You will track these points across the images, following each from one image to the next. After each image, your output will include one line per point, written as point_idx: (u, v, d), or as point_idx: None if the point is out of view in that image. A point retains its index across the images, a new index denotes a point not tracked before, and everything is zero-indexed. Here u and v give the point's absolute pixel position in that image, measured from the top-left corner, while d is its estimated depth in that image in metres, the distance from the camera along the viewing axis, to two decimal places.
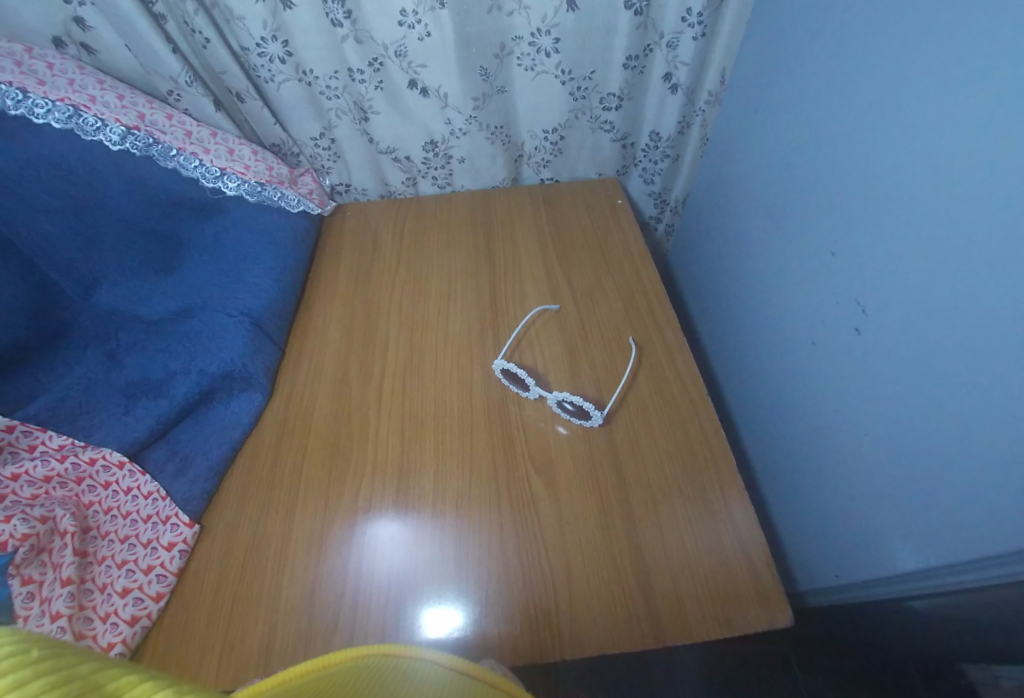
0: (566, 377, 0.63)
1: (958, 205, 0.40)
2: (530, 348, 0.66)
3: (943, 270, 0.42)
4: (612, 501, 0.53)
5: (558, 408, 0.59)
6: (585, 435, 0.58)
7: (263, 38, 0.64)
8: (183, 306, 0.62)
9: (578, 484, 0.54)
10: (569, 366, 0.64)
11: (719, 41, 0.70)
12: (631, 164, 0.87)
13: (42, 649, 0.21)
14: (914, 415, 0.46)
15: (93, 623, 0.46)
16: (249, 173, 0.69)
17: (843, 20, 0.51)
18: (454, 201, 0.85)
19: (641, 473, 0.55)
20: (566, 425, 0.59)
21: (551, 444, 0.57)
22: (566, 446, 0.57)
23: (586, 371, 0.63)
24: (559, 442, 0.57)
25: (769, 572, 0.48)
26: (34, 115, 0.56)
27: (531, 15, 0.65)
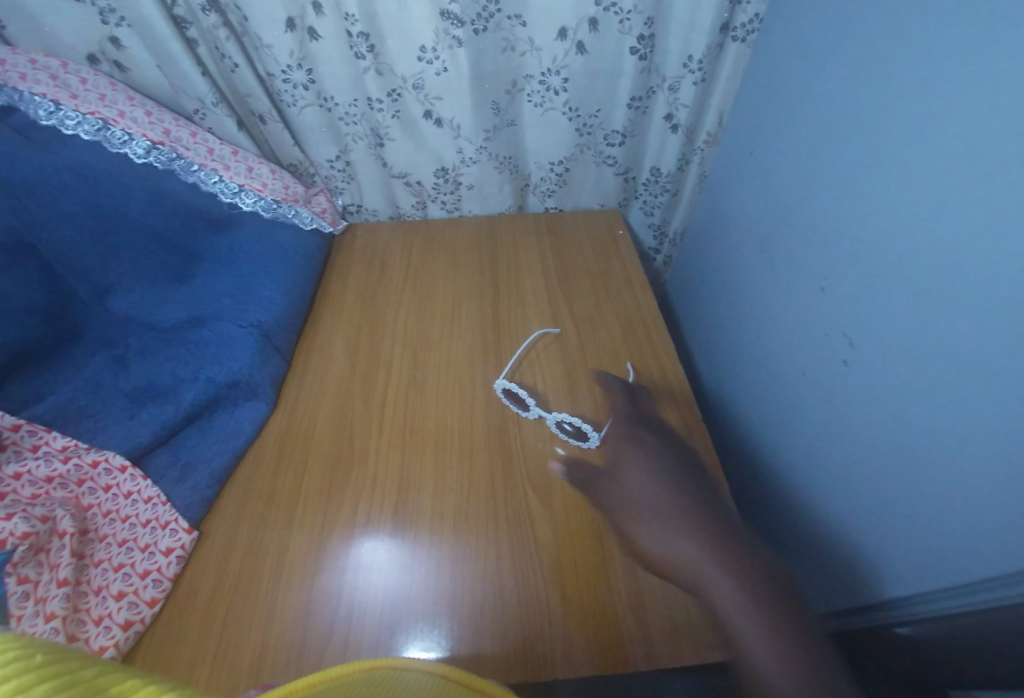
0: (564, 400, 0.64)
1: (937, 249, 0.43)
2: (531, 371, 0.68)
3: (927, 306, 0.45)
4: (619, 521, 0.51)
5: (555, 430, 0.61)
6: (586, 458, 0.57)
7: (289, 66, 0.67)
8: (194, 314, 0.64)
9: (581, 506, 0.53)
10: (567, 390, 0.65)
11: (718, 86, 0.74)
12: (631, 197, 0.91)
13: (44, 655, 0.21)
14: (900, 444, 0.48)
15: (86, 626, 0.46)
16: (266, 190, 0.72)
17: (838, 71, 0.54)
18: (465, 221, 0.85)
19: (650, 489, 0.52)
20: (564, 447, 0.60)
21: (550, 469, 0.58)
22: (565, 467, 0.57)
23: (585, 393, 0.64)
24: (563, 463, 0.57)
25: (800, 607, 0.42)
26: (65, 126, 0.60)
27: (542, 56, 0.69)
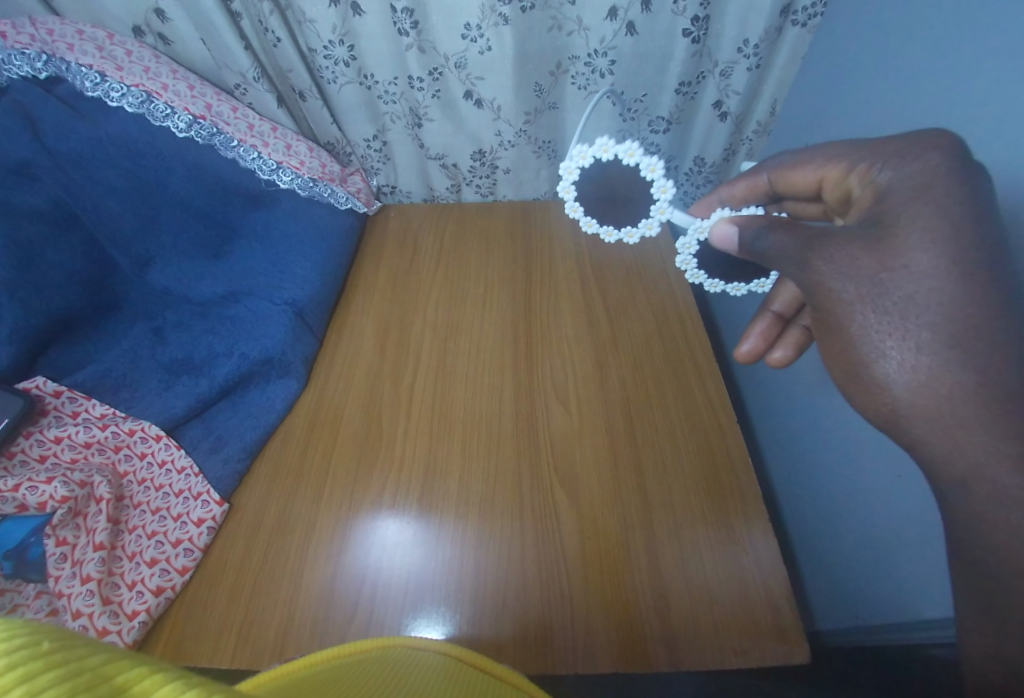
0: (741, 245, 0.46)
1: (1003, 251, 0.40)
2: (632, 220, 0.58)
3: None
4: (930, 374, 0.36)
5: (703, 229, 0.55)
6: (904, 146, 0.39)
7: (331, 41, 0.66)
8: (230, 289, 0.66)
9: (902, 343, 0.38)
10: (725, 227, 0.48)
11: (772, 72, 0.70)
12: (671, 187, 0.88)
13: (55, 641, 0.19)
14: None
15: (119, 589, 0.48)
16: (303, 167, 0.71)
17: (905, 59, 0.51)
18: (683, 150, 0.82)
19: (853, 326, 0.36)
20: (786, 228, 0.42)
21: (811, 252, 0.39)
22: (762, 345, 0.56)
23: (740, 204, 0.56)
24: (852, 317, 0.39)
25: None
26: (111, 97, 0.60)
27: (589, 37, 0.67)
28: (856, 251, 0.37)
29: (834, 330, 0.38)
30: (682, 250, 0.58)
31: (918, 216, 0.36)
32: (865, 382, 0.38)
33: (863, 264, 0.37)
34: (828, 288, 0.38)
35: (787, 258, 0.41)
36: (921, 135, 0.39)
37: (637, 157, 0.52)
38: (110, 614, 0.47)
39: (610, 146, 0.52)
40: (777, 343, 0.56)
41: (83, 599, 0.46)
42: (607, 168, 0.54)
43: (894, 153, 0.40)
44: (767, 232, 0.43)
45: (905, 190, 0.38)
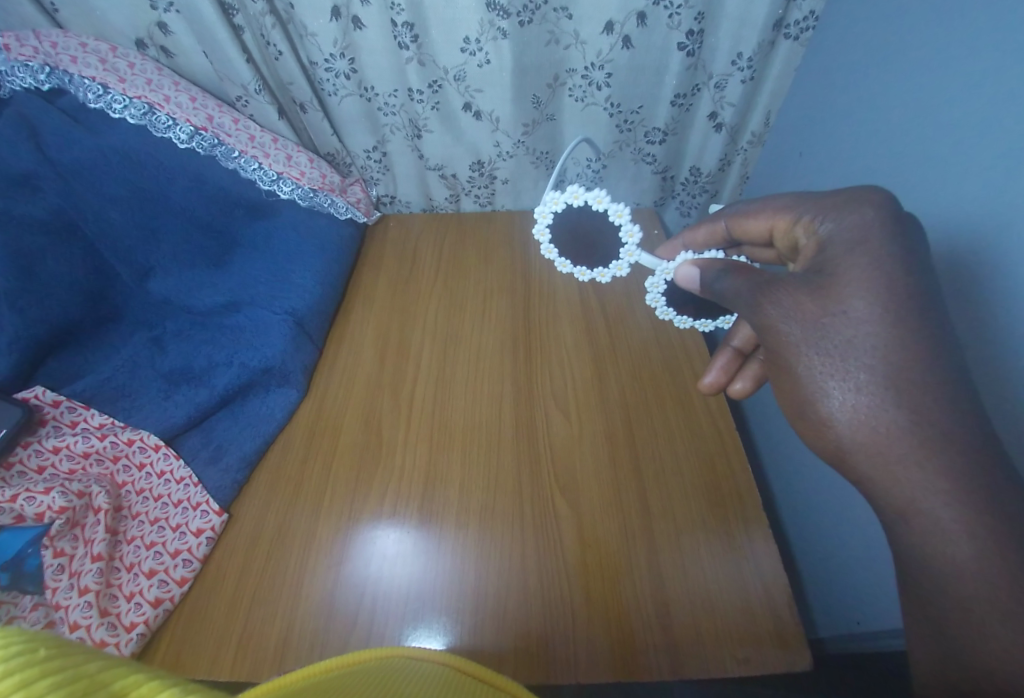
0: (703, 287, 0.45)
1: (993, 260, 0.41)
2: (604, 262, 0.57)
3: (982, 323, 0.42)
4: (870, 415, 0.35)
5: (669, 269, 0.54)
6: (842, 199, 0.38)
7: (332, 55, 0.67)
8: (230, 299, 0.66)
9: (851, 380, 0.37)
10: (687, 268, 0.47)
11: (766, 84, 0.72)
12: (668, 196, 0.89)
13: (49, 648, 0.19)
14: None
15: (117, 601, 0.48)
16: (303, 178, 0.72)
17: (895, 71, 0.51)
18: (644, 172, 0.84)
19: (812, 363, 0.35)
20: (743, 270, 0.41)
21: (763, 297, 0.38)
22: (724, 376, 0.56)
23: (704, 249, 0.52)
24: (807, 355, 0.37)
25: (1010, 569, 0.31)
26: (113, 109, 0.61)
27: (586, 50, 0.68)
28: (801, 297, 0.36)
29: (786, 372, 0.37)
30: (652, 288, 0.58)
31: (857, 264, 0.35)
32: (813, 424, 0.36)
33: (807, 308, 0.36)
34: (777, 328, 0.37)
35: (741, 300, 0.40)
36: (859, 191, 0.38)
37: (606, 203, 0.51)
38: (107, 627, 0.46)
39: (579, 192, 0.52)
40: (737, 374, 0.55)
41: (81, 611, 0.46)
42: (577, 214, 0.54)
43: (833, 205, 0.39)
44: (726, 274, 0.42)
45: (844, 241, 0.37)
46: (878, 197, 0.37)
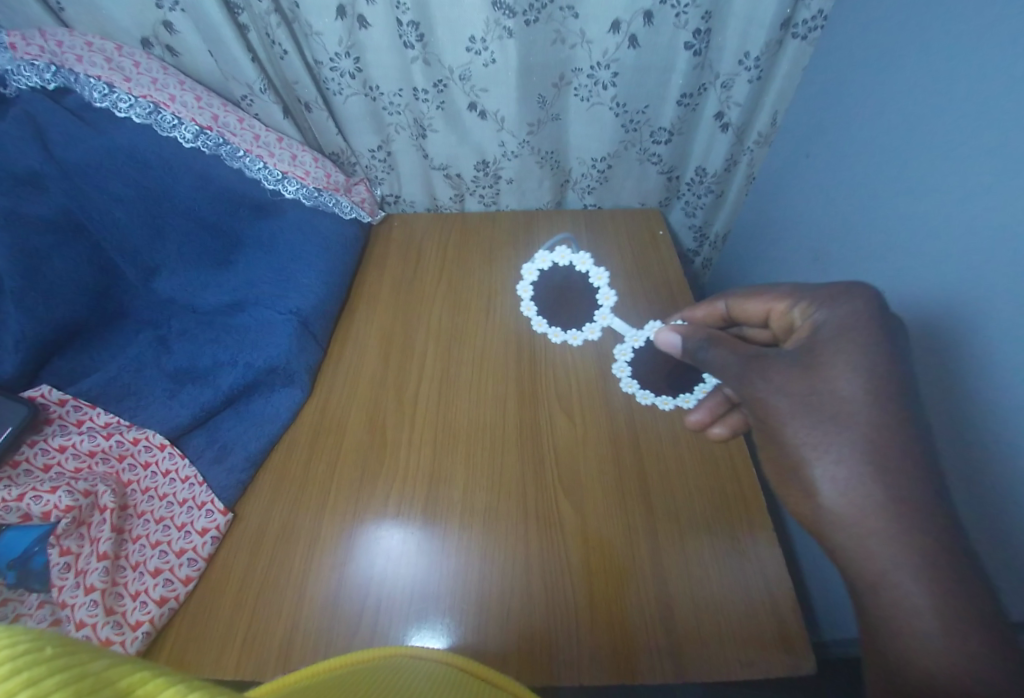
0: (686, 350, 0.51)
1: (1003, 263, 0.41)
2: (577, 325, 0.70)
3: (991, 323, 0.42)
4: (933, 457, 0.36)
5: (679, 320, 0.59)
6: (839, 290, 0.42)
7: (337, 53, 0.67)
8: (234, 299, 0.66)
9: (787, 438, 0.38)
10: (669, 334, 0.53)
11: (775, 84, 0.71)
12: (673, 197, 0.89)
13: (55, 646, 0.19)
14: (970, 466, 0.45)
15: (123, 599, 0.48)
16: (308, 178, 0.71)
17: (908, 71, 0.51)
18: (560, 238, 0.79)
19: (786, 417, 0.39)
20: (726, 345, 0.46)
21: (752, 372, 0.42)
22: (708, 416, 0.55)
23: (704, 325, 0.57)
24: (775, 436, 0.40)
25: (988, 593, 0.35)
26: (119, 108, 0.61)
27: (593, 49, 0.68)
28: (790, 375, 0.40)
29: (776, 442, 0.40)
30: (619, 354, 0.67)
31: (845, 347, 0.38)
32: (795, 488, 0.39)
33: (798, 387, 0.39)
34: (768, 402, 0.40)
35: (730, 370, 0.44)
36: (850, 283, 0.42)
37: (588, 265, 0.70)
38: (113, 625, 0.46)
39: (547, 257, 0.71)
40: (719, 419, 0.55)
41: (86, 609, 0.46)
42: (547, 275, 0.72)
43: (828, 295, 0.42)
44: (708, 345, 0.48)
45: (836, 325, 0.40)
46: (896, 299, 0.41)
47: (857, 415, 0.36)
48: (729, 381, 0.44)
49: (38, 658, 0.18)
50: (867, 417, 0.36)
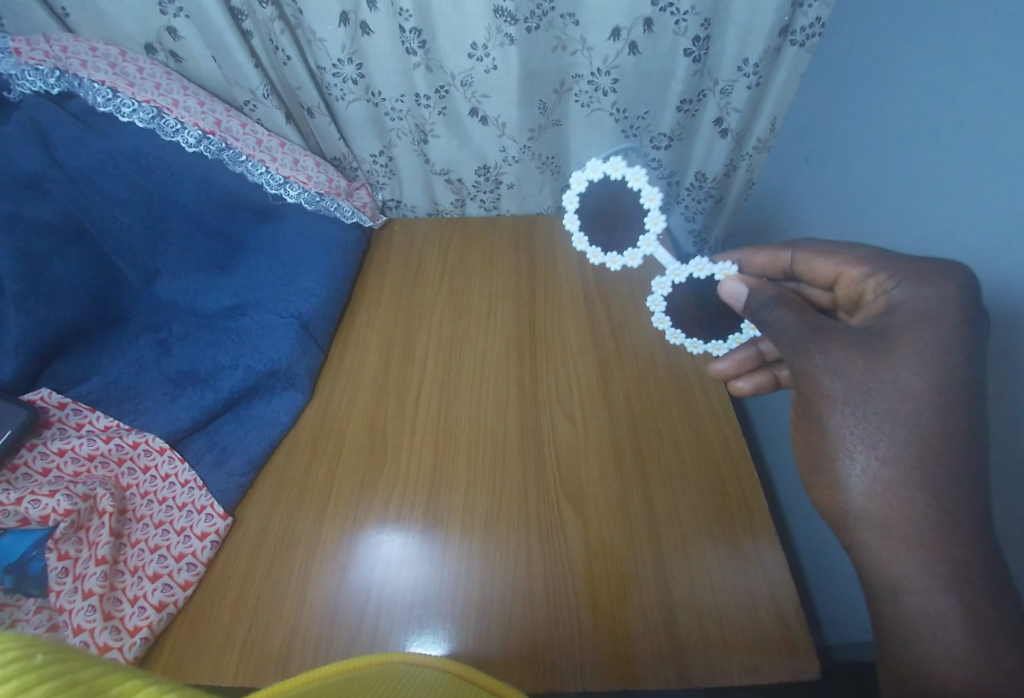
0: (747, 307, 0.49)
1: (1003, 265, 0.41)
2: (619, 248, 0.61)
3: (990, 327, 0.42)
4: (932, 458, 0.36)
5: (731, 266, 0.56)
6: (927, 269, 0.40)
7: (340, 60, 0.68)
8: (235, 302, 0.66)
9: (829, 423, 0.40)
10: (735, 284, 0.50)
11: (773, 90, 0.72)
12: (673, 202, 0.89)
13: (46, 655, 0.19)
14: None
15: (121, 604, 0.48)
16: (310, 182, 0.72)
17: (906, 78, 0.51)
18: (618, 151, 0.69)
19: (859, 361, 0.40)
20: (794, 308, 0.45)
21: (811, 342, 0.42)
22: (733, 369, 0.61)
23: (762, 274, 0.56)
24: (816, 419, 0.41)
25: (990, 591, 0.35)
26: (122, 113, 0.61)
27: (593, 56, 0.68)
28: (854, 354, 0.40)
29: (814, 421, 0.42)
30: (658, 289, 0.62)
31: (921, 339, 0.38)
32: (827, 477, 0.41)
33: (856, 369, 0.40)
34: (817, 378, 0.41)
35: (788, 338, 0.44)
36: (941, 264, 0.40)
37: (642, 182, 0.54)
38: (111, 631, 0.46)
39: (599, 166, 0.56)
40: (747, 374, 0.60)
41: (84, 615, 0.46)
42: (598, 187, 0.57)
43: (914, 273, 0.41)
44: (774, 305, 0.46)
45: (913, 311, 0.39)
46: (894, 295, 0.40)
47: (916, 415, 0.37)
48: (782, 347, 0.45)
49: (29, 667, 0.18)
50: (921, 414, 0.37)
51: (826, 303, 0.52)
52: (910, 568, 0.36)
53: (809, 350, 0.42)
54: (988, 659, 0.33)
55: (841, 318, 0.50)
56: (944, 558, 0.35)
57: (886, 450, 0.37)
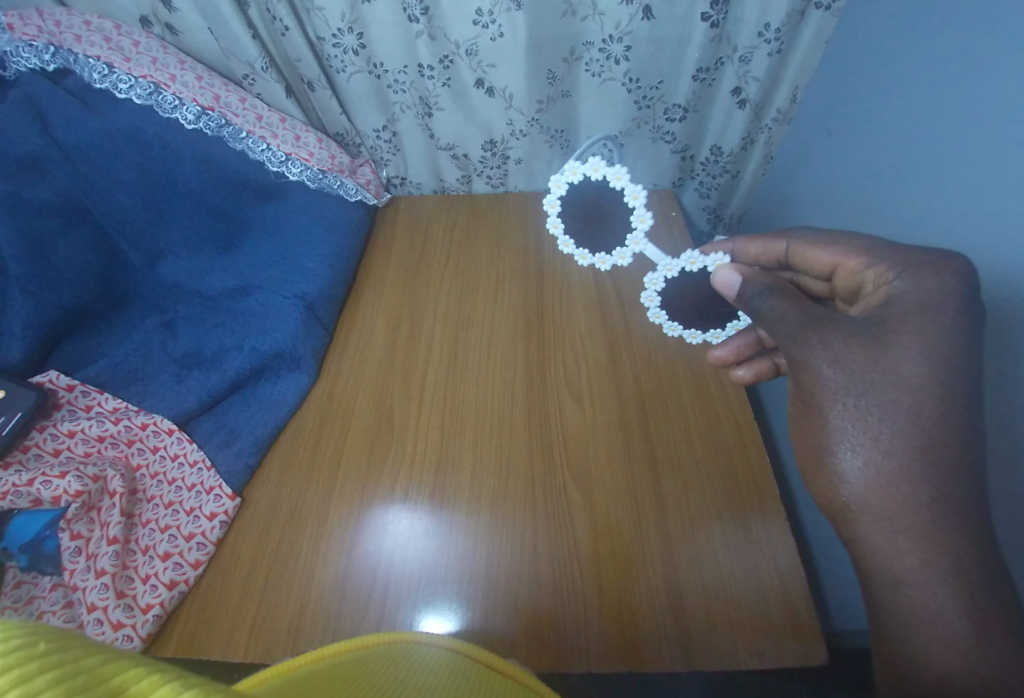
0: (739, 297, 0.47)
1: None
2: (607, 248, 0.61)
3: (1014, 311, 0.41)
4: (951, 447, 0.35)
5: (723, 256, 0.54)
6: (928, 259, 0.39)
7: (340, 29, 0.65)
8: (240, 283, 0.65)
9: (827, 416, 0.39)
10: (729, 273, 0.47)
11: (795, 57, 0.68)
12: (687, 177, 0.86)
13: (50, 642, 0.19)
14: (997, 457, 0.44)
15: (133, 582, 0.49)
16: (313, 159, 0.70)
17: (936, 45, 0.48)
18: (586, 146, 0.67)
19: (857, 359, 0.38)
20: (789, 296, 0.43)
21: (811, 333, 0.40)
22: (733, 357, 0.58)
23: (755, 263, 0.53)
24: (814, 413, 0.40)
25: (1005, 581, 0.34)
26: (119, 89, 0.60)
27: (605, 22, 0.65)
28: (854, 345, 0.39)
29: (813, 414, 0.40)
30: (649, 285, 0.60)
31: (922, 330, 0.37)
32: (827, 473, 0.39)
33: (857, 360, 0.38)
34: (813, 369, 0.40)
35: (783, 327, 0.42)
36: (941, 254, 0.39)
37: (625, 182, 0.53)
38: (124, 608, 0.47)
39: (578, 167, 0.55)
40: (744, 363, 0.58)
41: (98, 593, 0.47)
42: (579, 189, 0.57)
43: (914, 264, 0.39)
44: (768, 293, 0.44)
45: (914, 302, 0.38)
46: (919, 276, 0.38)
47: (920, 407, 0.36)
48: (777, 337, 0.43)
49: (32, 655, 0.18)
50: (924, 406, 0.36)
51: (822, 293, 0.50)
52: (926, 558, 0.34)
53: (825, 334, 0.40)
54: (1000, 648, 0.32)
55: (841, 308, 0.48)
56: (962, 547, 0.34)
57: (896, 438, 0.36)
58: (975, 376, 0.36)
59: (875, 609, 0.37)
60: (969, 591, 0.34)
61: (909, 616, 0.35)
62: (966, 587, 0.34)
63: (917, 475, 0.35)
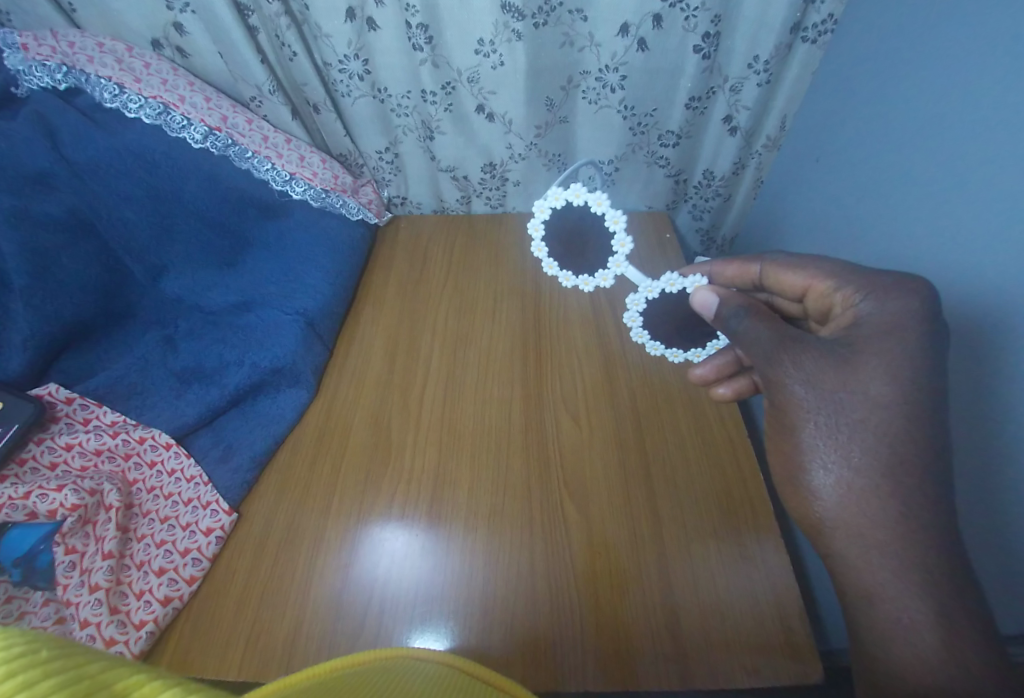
0: (716, 317, 0.48)
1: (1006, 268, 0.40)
2: (590, 269, 0.62)
3: (983, 336, 0.42)
4: (921, 463, 0.36)
5: (700, 277, 0.56)
6: (895, 284, 0.41)
7: (346, 56, 0.67)
8: (241, 299, 0.66)
9: (801, 436, 0.40)
10: (706, 294, 0.50)
11: (783, 88, 0.71)
12: (680, 200, 0.88)
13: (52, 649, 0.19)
14: (975, 478, 0.45)
15: (127, 598, 0.48)
16: (316, 179, 0.72)
17: (915, 81, 0.51)
18: (570, 168, 0.67)
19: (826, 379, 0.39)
20: (763, 317, 0.44)
21: (784, 353, 0.41)
22: (713, 375, 0.59)
23: (732, 285, 0.55)
24: (790, 433, 0.41)
25: (981, 599, 0.34)
26: (129, 109, 0.62)
27: (601, 52, 0.68)
28: (825, 366, 0.40)
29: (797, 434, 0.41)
30: (631, 306, 0.61)
31: (894, 351, 0.38)
32: (801, 489, 0.40)
33: (832, 382, 0.39)
34: (787, 388, 0.41)
35: (759, 348, 0.43)
36: (903, 277, 0.41)
37: (605, 207, 0.56)
38: (117, 624, 0.46)
39: (560, 193, 0.57)
40: (725, 380, 0.59)
41: (91, 609, 0.46)
42: (561, 214, 0.58)
43: (880, 287, 0.41)
44: (744, 315, 0.45)
45: (878, 323, 0.40)
46: (899, 301, 0.40)
47: (900, 427, 0.37)
48: (753, 357, 0.44)
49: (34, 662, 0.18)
50: (891, 423, 0.37)
51: (796, 314, 0.52)
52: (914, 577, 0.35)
53: (796, 355, 0.41)
54: (987, 668, 0.33)
55: (815, 328, 0.49)
56: (947, 567, 0.35)
57: (883, 459, 0.37)
58: (940, 393, 0.37)
59: (854, 625, 0.37)
60: (950, 610, 0.34)
61: (891, 634, 0.35)
62: (944, 605, 0.34)
63: (903, 495, 0.36)
